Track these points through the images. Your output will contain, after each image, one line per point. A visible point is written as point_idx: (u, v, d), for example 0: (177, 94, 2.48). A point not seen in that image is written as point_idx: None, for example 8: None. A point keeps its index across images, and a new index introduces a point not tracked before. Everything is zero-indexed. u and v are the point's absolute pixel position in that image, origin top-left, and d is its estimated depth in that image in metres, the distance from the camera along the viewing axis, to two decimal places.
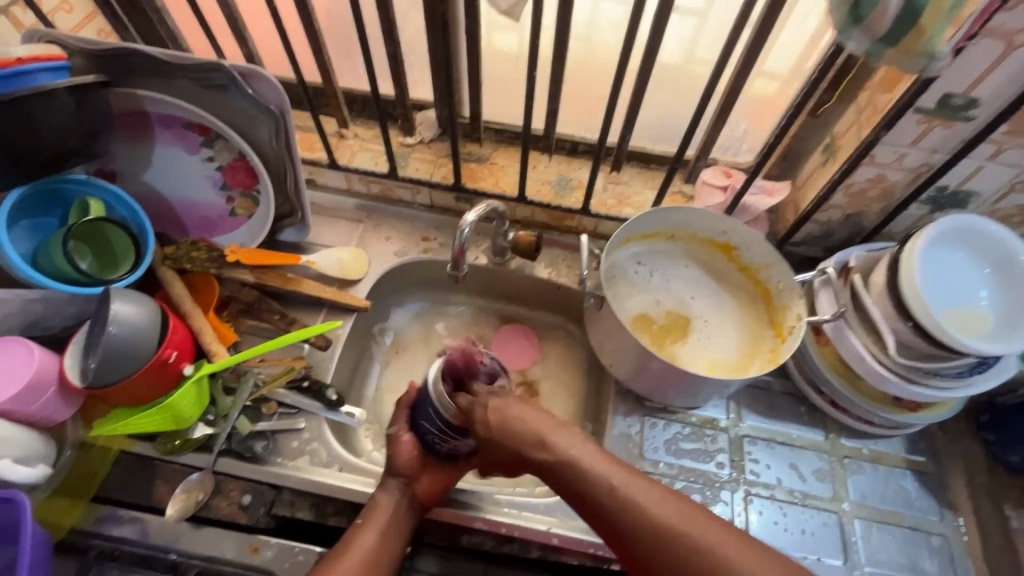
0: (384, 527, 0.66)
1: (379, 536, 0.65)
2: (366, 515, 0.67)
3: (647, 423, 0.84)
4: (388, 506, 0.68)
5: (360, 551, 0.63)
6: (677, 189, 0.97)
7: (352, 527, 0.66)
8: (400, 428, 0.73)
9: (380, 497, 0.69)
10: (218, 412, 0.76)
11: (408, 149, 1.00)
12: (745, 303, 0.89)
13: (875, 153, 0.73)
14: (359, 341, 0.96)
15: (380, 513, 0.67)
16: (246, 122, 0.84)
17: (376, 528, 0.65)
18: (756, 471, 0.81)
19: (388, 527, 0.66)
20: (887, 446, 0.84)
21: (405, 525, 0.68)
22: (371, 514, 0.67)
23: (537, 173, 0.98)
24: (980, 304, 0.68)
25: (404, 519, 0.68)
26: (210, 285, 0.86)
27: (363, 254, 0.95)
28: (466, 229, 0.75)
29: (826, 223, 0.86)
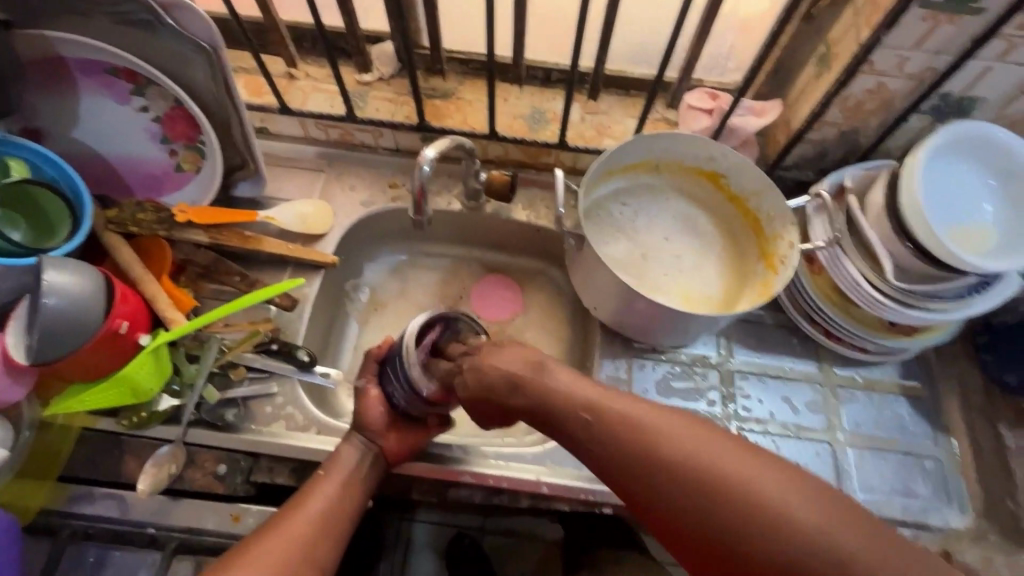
0: (349, 475, 0.64)
1: (343, 481, 0.63)
2: (328, 466, 0.65)
3: (635, 365, 0.81)
4: (354, 455, 0.66)
5: (325, 494, 0.61)
6: (660, 116, 0.90)
7: (313, 476, 0.64)
8: (367, 382, 0.70)
9: (343, 449, 0.67)
10: (183, 381, 0.72)
11: (366, 87, 0.91)
12: (729, 236, 0.86)
13: (875, 59, 0.66)
14: (332, 299, 0.91)
15: (342, 462, 0.65)
16: (178, 63, 0.75)
17: (337, 480, 0.63)
18: (748, 406, 0.79)
19: (352, 476, 0.64)
20: (880, 373, 0.82)
21: (371, 476, 0.66)
22: (334, 464, 0.65)
23: (509, 107, 0.90)
24: (984, 219, 0.64)
25: (369, 472, 0.66)
26: (162, 248, 0.79)
27: (327, 207, 0.89)
28: (426, 167, 0.69)
29: (820, 143, 0.80)
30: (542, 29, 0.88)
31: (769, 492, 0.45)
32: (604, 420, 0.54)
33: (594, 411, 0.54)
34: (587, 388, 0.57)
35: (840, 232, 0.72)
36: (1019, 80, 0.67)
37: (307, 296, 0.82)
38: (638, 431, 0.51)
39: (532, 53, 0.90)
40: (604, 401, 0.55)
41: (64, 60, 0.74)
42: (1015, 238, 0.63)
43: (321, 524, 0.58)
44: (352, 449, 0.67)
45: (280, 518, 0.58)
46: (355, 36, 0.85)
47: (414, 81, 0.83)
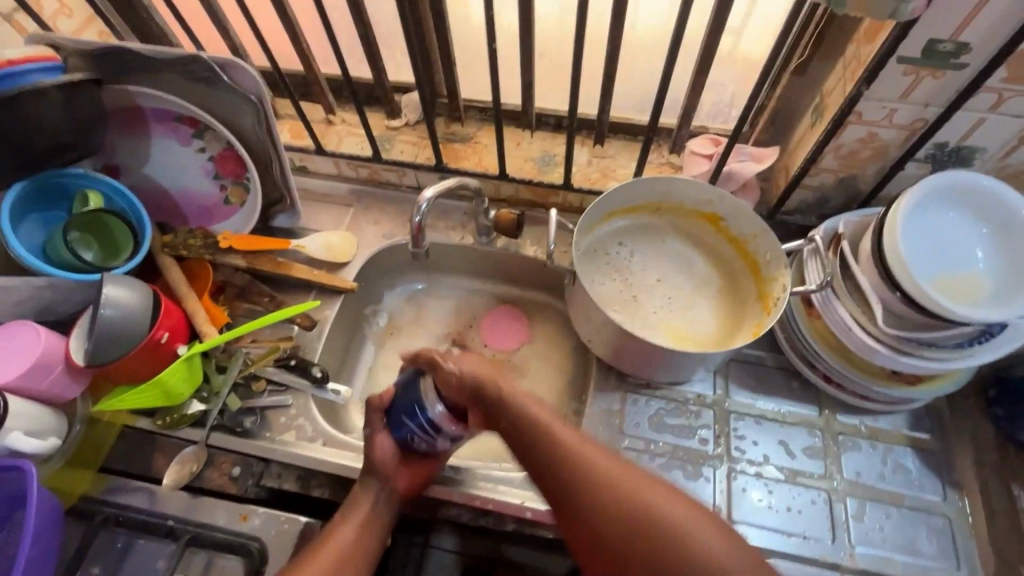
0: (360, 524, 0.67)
1: (356, 532, 0.67)
2: (342, 516, 0.68)
3: (628, 399, 0.82)
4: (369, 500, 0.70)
5: (337, 549, 0.64)
6: (664, 160, 0.94)
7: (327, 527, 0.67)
8: (374, 428, 0.72)
9: (360, 493, 0.70)
10: (211, 389, 0.81)
11: (393, 132, 1.02)
12: (726, 280, 0.88)
13: (861, 110, 0.69)
14: (351, 322, 0.99)
15: (357, 513, 0.68)
16: (230, 112, 0.87)
17: (353, 523, 0.67)
18: (741, 447, 0.78)
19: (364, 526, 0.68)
20: (886, 422, 0.80)
21: (383, 522, 0.70)
22: (349, 513, 0.68)
23: (520, 150, 0.97)
24: (973, 268, 0.64)
25: (381, 520, 0.69)
26: (205, 270, 0.91)
27: (351, 238, 0.98)
28: (424, 205, 0.74)
29: (819, 188, 0.81)
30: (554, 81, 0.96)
31: (703, 536, 0.51)
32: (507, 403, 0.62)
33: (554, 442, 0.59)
34: (551, 419, 0.61)
35: (833, 276, 0.72)
36: (1016, 130, 0.66)
37: (327, 318, 0.91)
38: (598, 474, 0.56)
39: (544, 102, 0.97)
40: (563, 434, 0.60)
41: (142, 110, 0.88)
42: (1012, 288, 0.62)
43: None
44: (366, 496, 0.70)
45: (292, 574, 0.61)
46: (383, 88, 0.95)
47: (431, 128, 0.92)
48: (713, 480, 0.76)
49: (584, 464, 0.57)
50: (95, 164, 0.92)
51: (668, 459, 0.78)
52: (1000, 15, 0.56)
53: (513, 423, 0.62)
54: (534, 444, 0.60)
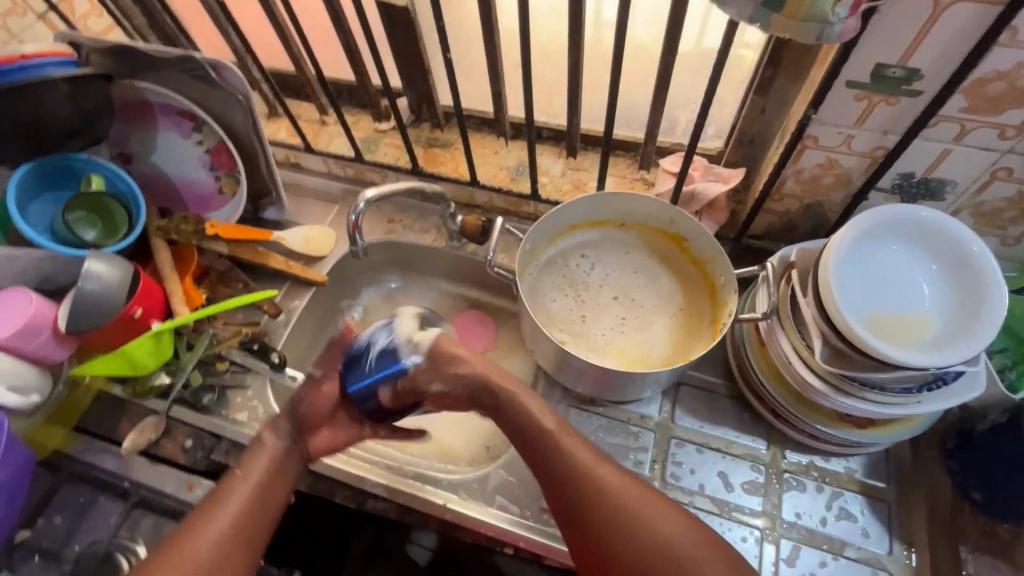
0: (260, 475, 0.69)
1: (257, 482, 0.68)
2: (239, 468, 0.69)
3: (570, 414, 0.82)
4: (271, 452, 0.71)
5: (235, 502, 0.66)
6: (637, 176, 0.93)
7: (224, 478, 0.68)
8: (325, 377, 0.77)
9: (266, 441, 0.71)
10: (178, 364, 0.86)
11: (380, 134, 1.06)
12: (687, 300, 0.85)
13: (817, 134, 0.66)
14: (324, 314, 1.03)
15: (257, 462, 0.69)
16: (224, 109, 0.94)
17: (252, 481, 0.68)
18: (677, 474, 0.76)
19: (265, 475, 0.69)
20: (839, 465, 0.75)
21: (287, 469, 0.71)
22: (248, 465, 0.69)
23: (496, 158, 0.99)
24: (915, 310, 0.60)
25: (288, 467, 0.71)
26: (190, 254, 0.97)
27: (331, 231, 1.02)
28: (361, 205, 0.74)
29: (785, 214, 0.78)
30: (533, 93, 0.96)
31: (684, 543, 0.61)
32: (538, 427, 0.68)
33: (569, 458, 0.66)
34: (563, 428, 0.69)
35: (778, 306, 0.70)
36: (987, 165, 0.62)
37: (295, 308, 0.96)
38: (607, 491, 0.63)
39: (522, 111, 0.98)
40: (582, 451, 0.67)
41: (149, 103, 0.96)
42: (960, 329, 0.58)
43: (230, 535, 0.64)
44: (269, 449, 0.71)
45: (192, 531, 0.64)
46: (369, 92, 0.99)
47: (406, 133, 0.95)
48: None
49: (598, 480, 0.64)
50: (110, 151, 1.01)
51: None
52: (949, 41, 0.53)
53: (531, 432, 0.69)
54: (549, 458, 0.67)
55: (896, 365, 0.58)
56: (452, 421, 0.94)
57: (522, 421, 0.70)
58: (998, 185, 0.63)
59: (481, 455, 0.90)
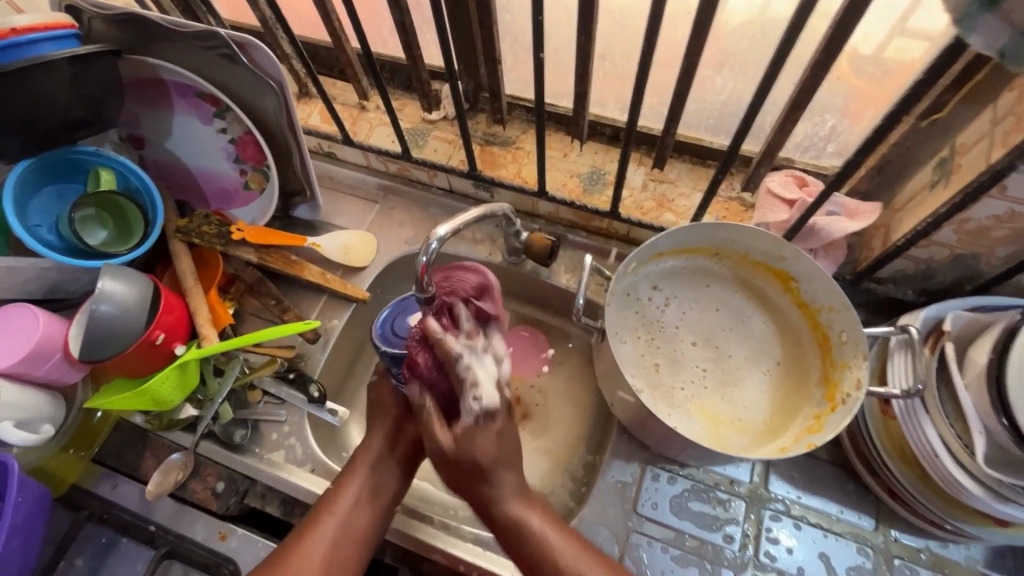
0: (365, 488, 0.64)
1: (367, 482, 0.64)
2: (340, 481, 0.64)
3: (648, 473, 0.73)
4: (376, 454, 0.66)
5: (334, 520, 0.61)
6: (733, 195, 0.80)
7: (326, 494, 0.63)
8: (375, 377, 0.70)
9: (365, 446, 0.67)
10: (206, 394, 0.77)
11: (429, 126, 0.92)
12: (787, 350, 0.74)
13: (1008, 183, 0.52)
14: (363, 331, 0.92)
15: (359, 470, 0.65)
16: (250, 94, 0.78)
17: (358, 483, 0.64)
18: (772, 554, 0.67)
19: (369, 484, 0.64)
20: (958, 553, 0.66)
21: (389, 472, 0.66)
22: (350, 478, 0.64)
23: (566, 164, 0.86)
24: None
25: (383, 476, 0.65)
26: (216, 261, 0.85)
27: (371, 239, 0.90)
28: (434, 245, 0.60)
29: (926, 261, 0.66)
30: (617, 89, 0.81)
31: None
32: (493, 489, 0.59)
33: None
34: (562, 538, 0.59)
35: (924, 383, 0.59)
36: None
37: (334, 328, 0.85)
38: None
39: (600, 109, 0.83)
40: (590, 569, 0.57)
41: (162, 81, 0.80)
42: None
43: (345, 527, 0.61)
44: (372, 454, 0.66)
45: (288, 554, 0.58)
46: (421, 77, 0.85)
47: (466, 131, 0.81)
48: None
49: None
50: (119, 134, 0.87)
51: (683, 553, 0.68)
52: None
53: (522, 539, 0.59)
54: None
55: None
56: None
57: (510, 525, 0.59)
58: None
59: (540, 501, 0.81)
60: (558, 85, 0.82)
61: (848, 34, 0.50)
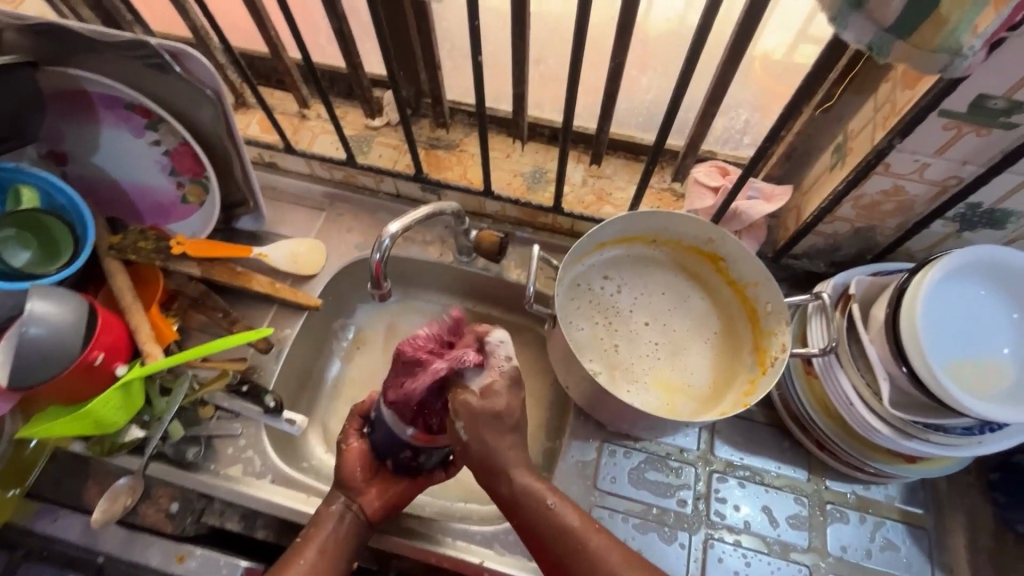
0: (334, 538, 0.66)
1: (338, 530, 0.66)
2: (305, 535, 0.65)
3: (606, 450, 0.77)
4: (331, 523, 0.67)
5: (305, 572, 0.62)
6: (664, 186, 0.86)
7: (292, 547, 0.65)
8: (349, 437, 0.72)
9: (325, 513, 0.67)
10: (154, 413, 0.74)
11: (373, 132, 0.93)
12: (723, 323, 0.80)
13: (891, 161, 0.61)
14: (315, 339, 0.91)
15: (323, 526, 0.66)
16: (187, 104, 0.76)
17: (316, 545, 0.65)
18: (721, 512, 0.73)
19: (331, 542, 0.65)
20: (879, 493, 0.74)
21: (351, 544, 0.67)
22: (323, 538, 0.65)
23: (509, 163, 0.89)
24: (983, 355, 0.60)
25: (353, 534, 0.67)
26: (155, 277, 0.82)
27: (320, 246, 0.90)
28: (387, 242, 0.66)
29: (832, 236, 0.74)
30: (553, 91, 0.85)
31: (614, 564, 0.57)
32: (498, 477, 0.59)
33: (583, 549, 0.58)
34: (576, 513, 0.60)
35: (838, 340, 0.66)
36: None
37: (287, 337, 0.84)
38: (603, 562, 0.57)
39: (539, 111, 0.88)
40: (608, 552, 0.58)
41: (87, 94, 0.77)
42: None
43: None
44: (330, 527, 0.66)
45: None
46: (362, 85, 0.86)
47: (410, 135, 0.83)
48: (688, 547, 0.71)
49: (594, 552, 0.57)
50: (38, 150, 0.82)
51: (642, 520, 0.73)
52: None
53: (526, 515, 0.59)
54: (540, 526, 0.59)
55: (977, 418, 0.58)
56: None
57: (532, 516, 0.59)
58: None
59: None
60: (497, 88, 0.86)
61: (749, 35, 0.57)
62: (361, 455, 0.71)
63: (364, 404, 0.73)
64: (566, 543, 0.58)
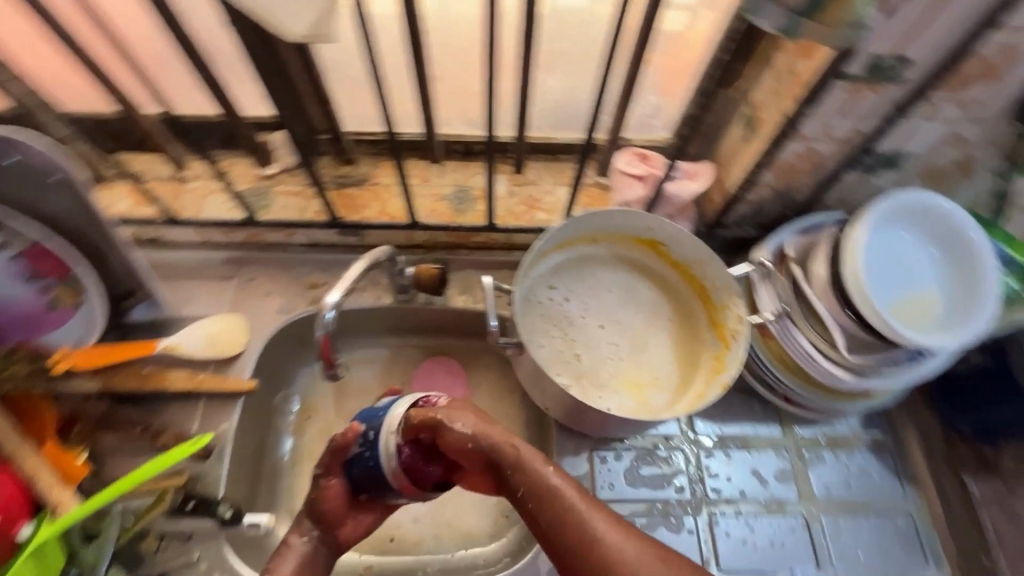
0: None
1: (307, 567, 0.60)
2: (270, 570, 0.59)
3: (596, 459, 0.76)
4: (300, 557, 0.60)
5: None
6: (590, 182, 0.86)
7: None
8: (326, 472, 0.63)
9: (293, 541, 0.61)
10: (82, 568, 0.62)
11: (269, 181, 0.84)
12: (676, 306, 0.81)
13: (801, 127, 0.64)
14: (257, 422, 0.81)
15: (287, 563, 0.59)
16: (33, 196, 0.63)
17: None
18: (716, 487, 0.75)
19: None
20: (844, 428, 0.80)
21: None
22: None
23: (429, 188, 0.84)
24: (916, 290, 0.66)
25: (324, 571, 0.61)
26: (40, 406, 0.67)
27: (238, 319, 0.80)
28: (331, 314, 0.62)
29: (757, 203, 0.77)
30: None
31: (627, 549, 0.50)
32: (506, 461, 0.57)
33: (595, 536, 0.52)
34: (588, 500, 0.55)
35: (790, 302, 0.69)
36: (941, 136, 0.65)
37: (227, 433, 0.74)
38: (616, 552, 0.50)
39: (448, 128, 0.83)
40: (608, 527, 0.52)
41: None
42: (959, 308, 0.64)
43: None
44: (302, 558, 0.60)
45: None
46: (246, 133, 0.77)
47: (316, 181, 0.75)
48: (695, 531, 0.72)
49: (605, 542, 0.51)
50: None
51: (647, 517, 0.73)
52: (936, 31, 0.53)
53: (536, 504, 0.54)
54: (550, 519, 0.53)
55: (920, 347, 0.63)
56: (460, 498, 0.82)
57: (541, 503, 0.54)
58: (948, 152, 0.67)
59: (503, 524, 0.80)
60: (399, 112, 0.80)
61: None
62: (342, 492, 0.62)
63: (345, 437, 0.62)
64: (577, 532, 0.52)
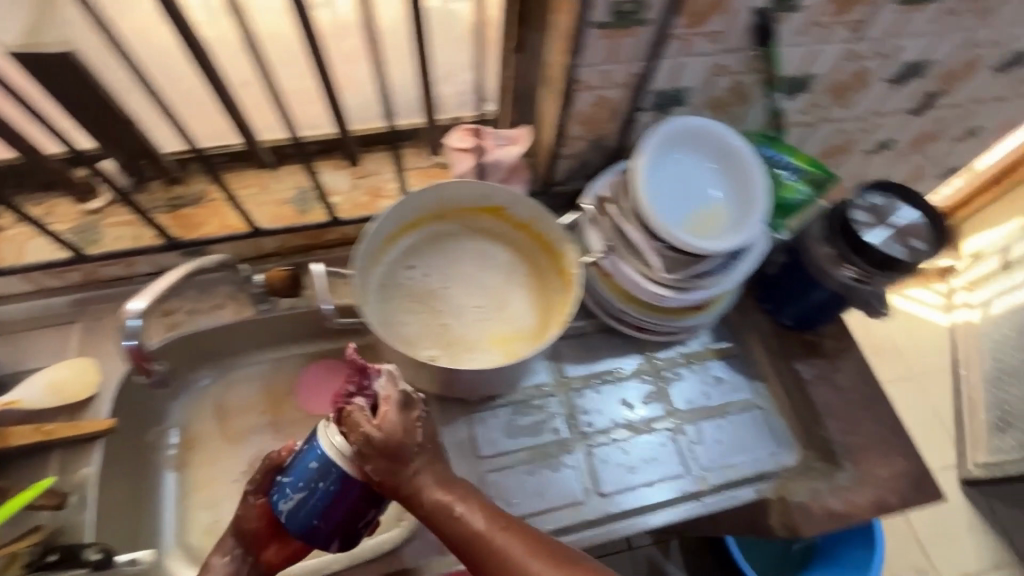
0: None
1: None
2: None
3: (475, 420, 0.79)
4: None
5: None
6: (430, 162, 0.89)
7: None
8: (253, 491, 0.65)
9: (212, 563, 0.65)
10: None
11: (97, 216, 0.81)
12: (527, 263, 0.86)
13: (582, 77, 0.70)
14: (130, 463, 0.78)
15: None
16: None
17: None
18: (590, 421, 0.80)
19: None
20: (697, 344, 0.87)
21: None
22: None
23: (270, 194, 0.84)
24: (705, 205, 0.74)
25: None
26: None
27: (89, 362, 0.76)
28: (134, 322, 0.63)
29: (578, 155, 0.83)
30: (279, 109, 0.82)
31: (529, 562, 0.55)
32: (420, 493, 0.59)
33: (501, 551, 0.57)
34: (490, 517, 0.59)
35: (612, 239, 0.76)
36: (706, 66, 0.73)
37: (88, 477, 0.71)
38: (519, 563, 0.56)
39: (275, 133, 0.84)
40: (506, 535, 0.58)
41: None
42: (741, 214, 0.73)
43: None
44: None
45: None
46: (54, 169, 0.74)
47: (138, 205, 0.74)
48: (575, 466, 0.77)
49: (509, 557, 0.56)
50: None
51: (529, 463, 0.77)
52: None
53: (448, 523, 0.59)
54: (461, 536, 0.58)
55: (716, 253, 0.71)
56: None
57: (451, 525, 0.59)
58: (718, 79, 0.75)
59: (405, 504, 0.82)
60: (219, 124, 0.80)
61: None
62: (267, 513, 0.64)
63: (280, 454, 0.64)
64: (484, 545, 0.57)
